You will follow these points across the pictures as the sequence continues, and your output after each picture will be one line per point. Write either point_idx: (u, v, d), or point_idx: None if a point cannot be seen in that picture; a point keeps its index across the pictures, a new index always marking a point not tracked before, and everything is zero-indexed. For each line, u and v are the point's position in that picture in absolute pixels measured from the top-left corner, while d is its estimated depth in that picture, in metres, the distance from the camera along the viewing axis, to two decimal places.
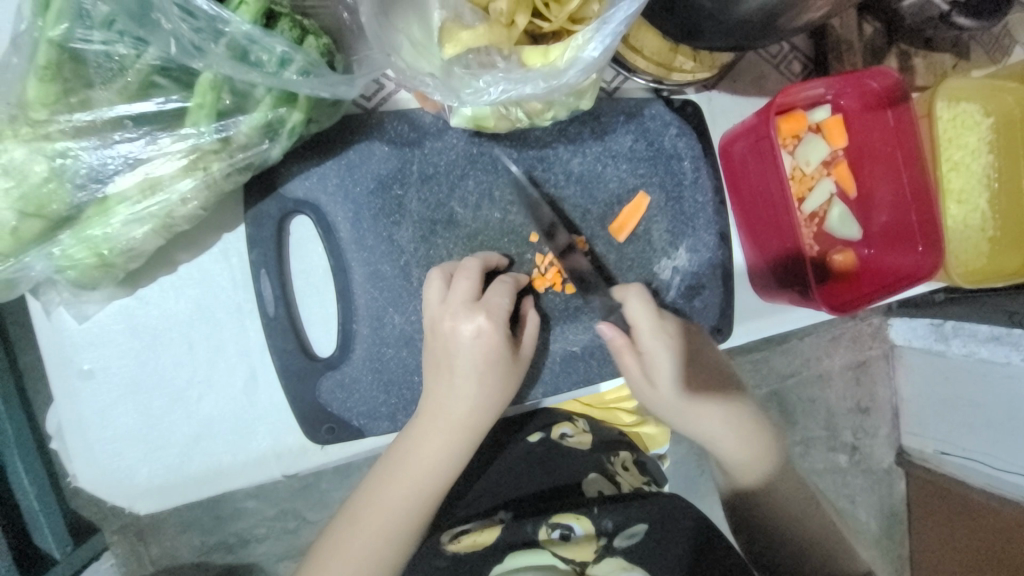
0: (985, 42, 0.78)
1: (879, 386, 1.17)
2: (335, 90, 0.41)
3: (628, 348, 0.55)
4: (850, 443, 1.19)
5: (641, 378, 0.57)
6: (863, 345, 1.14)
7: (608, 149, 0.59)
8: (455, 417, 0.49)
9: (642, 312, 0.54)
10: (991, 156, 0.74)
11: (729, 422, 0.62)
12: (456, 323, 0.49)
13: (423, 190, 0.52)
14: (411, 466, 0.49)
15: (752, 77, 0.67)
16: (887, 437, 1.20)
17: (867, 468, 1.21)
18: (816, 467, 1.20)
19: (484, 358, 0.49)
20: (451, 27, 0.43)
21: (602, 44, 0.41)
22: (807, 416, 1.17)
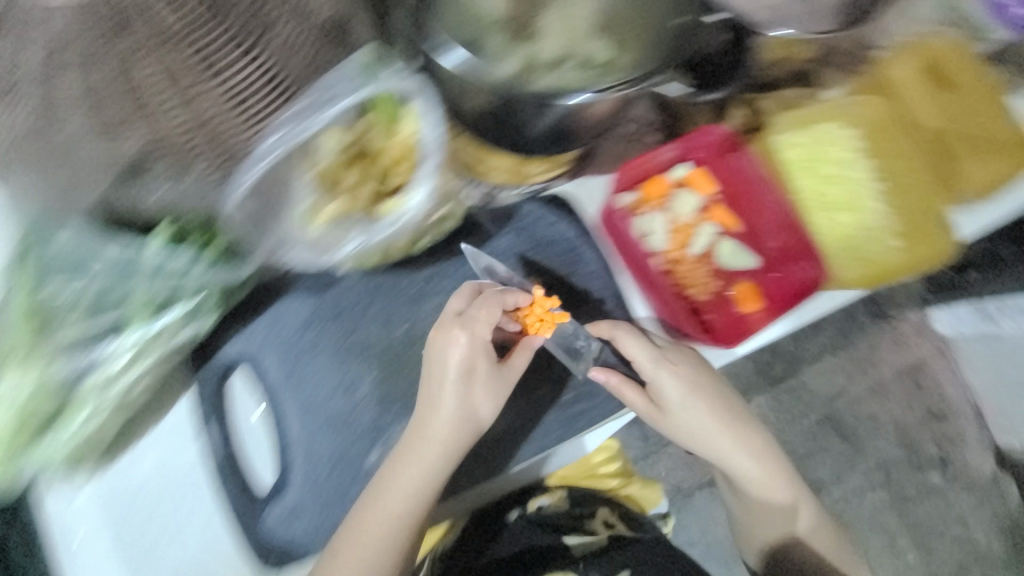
0: (830, 70, 0.87)
1: (947, 386, 1.42)
2: (232, 272, 0.57)
3: (625, 383, 0.70)
4: (937, 455, 1.42)
5: (645, 404, 0.72)
6: (906, 344, 1.42)
7: (493, 250, 0.71)
8: (434, 429, 0.57)
9: (638, 348, 0.69)
10: (870, 160, 0.78)
11: (759, 469, 0.79)
12: (444, 339, 0.58)
13: (332, 326, 0.63)
14: (402, 477, 0.56)
15: (614, 157, 0.77)
16: (976, 441, 1.41)
17: (965, 481, 1.41)
18: (912, 492, 1.42)
19: (463, 368, 0.57)
20: (315, 207, 0.55)
21: (422, 193, 0.54)
22: (871, 432, 1.42)
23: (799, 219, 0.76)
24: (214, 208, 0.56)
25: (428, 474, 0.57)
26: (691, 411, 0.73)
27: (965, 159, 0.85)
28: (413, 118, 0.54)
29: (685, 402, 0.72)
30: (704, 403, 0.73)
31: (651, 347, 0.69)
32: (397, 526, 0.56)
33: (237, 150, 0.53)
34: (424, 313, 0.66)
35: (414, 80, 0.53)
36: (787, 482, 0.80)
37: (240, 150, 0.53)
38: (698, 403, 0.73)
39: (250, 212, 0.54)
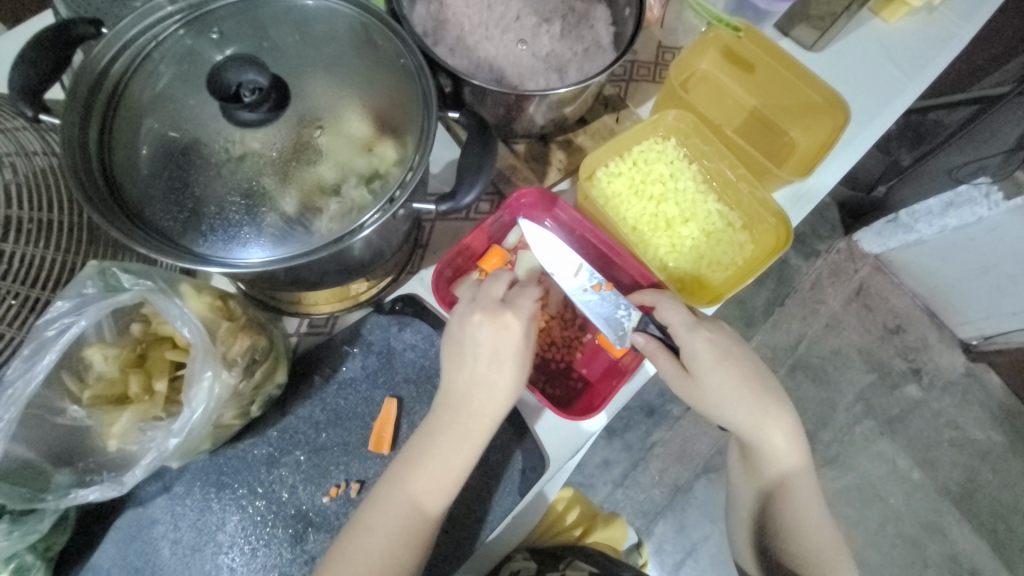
0: (639, 83, 0.89)
1: (891, 299, 1.57)
2: (30, 530, 0.51)
3: (659, 348, 0.67)
4: (910, 367, 1.53)
5: (677, 372, 0.68)
6: (847, 275, 1.56)
7: (343, 381, 0.67)
8: (461, 412, 0.59)
9: (676, 311, 0.66)
10: (693, 166, 0.80)
11: (764, 435, 0.72)
12: (485, 318, 0.59)
13: (175, 531, 0.59)
14: (370, 538, 0.57)
15: (450, 239, 0.76)
16: (940, 339, 1.56)
17: (941, 378, 1.53)
18: (902, 410, 1.51)
19: (508, 349, 0.59)
20: (104, 427, 0.51)
21: (205, 390, 0.50)
22: (840, 369, 1.52)
23: (639, 250, 0.75)
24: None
25: (396, 534, 0.57)
26: (716, 380, 0.68)
27: (786, 127, 0.88)
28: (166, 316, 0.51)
29: (712, 375, 0.67)
30: (742, 367, 0.69)
31: (689, 313, 0.66)
32: (391, 536, 0.57)
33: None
34: (282, 476, 0.62)
35: (148, 284, 0.50)
36: (792, 449, 0.74)
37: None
38: (731, 368, 0.68)
39: (15, 479, 0.49)
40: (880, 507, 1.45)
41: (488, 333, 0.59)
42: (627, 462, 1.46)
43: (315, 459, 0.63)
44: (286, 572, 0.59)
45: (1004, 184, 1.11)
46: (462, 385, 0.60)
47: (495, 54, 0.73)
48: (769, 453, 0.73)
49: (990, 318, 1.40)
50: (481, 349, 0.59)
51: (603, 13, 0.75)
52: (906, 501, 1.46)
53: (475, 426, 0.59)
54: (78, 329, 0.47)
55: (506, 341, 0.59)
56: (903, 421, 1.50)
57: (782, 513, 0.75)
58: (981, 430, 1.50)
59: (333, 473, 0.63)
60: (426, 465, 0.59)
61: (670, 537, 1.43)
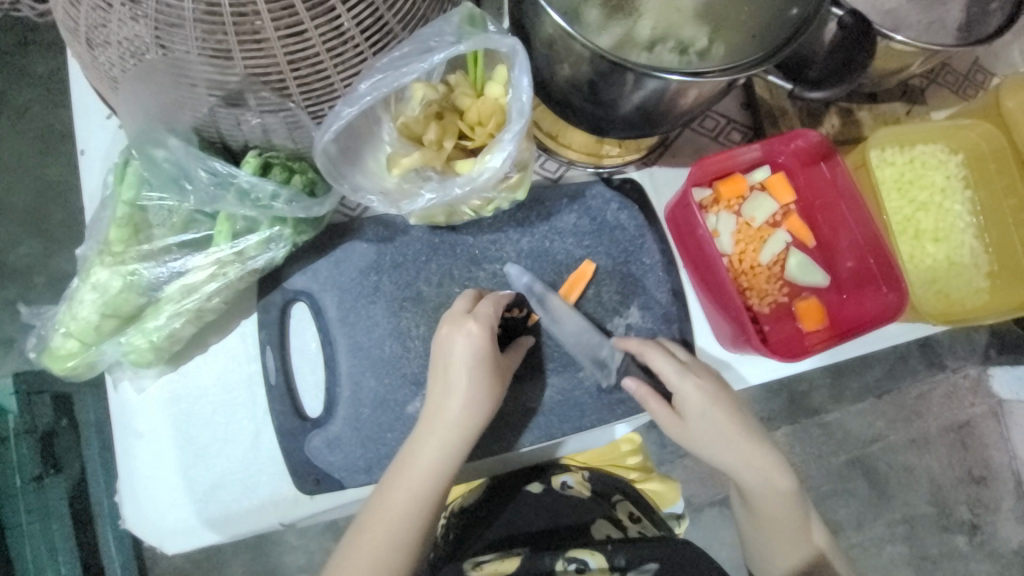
0: (942, 88, 0.81)
1: (992, 449, 1.43)
2: (309, 209, 0.55)
3: (650, 393, 0.65)
4: (969, 521, 1.42)
5: (672, 419, 0.66)
6: (963, 402, 1.42)
7: (554, 228, 0.69)
8: (441, 422, 0.57)
9: (664, 359, 0.64)
10: (968, 191, 0.73)
11: (772, 489, 0.67)
12: (451, 330, 0.59)
13: (395, 275, 0.65)
14: (400, 498, 0.56)
15: (691, 151, 0.75)
16: (1009, 512, 1.43)
17: (991, 547, 1.43)
18: (938, 552, 1.42)
19: (473, 358, 0.58)
20: (396, 156, 0.56)
21: (505, 153, 0.53)
22: (905, 486, 1.41)
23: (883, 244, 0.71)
24: (307, 147, 0.59)
25: (418, 495, 0.56)
26: (696, 430, 0.65)
27: None
28: (501, 82, 0.56)
29: (706, 421, 0.65)
30: (722, 423, 0.65)
31: (674, 359, 0.65)
32: (413, 511, 0.56)
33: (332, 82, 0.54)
34: (478, 278, 0.67)
35: (513, 43, 0.51)
36: (794, 512, 0.68)
37: (337, 94, 0.55)
38: (717, 415, 0.65)
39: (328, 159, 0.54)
40: None
41: (457, 351, 0.58)
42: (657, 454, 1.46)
43: (507, 279, 0.67)
44: None
45: None
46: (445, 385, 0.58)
47: None
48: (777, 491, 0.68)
49: None
50: (450, 360, 0.58)
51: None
52: None
53: (449, 436, 0.57)
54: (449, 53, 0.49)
55: (461, 355, 0.58)
56: (935, 562, 1.42)
57: None
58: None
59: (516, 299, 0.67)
60: (434, 458, 0.57)
61: None
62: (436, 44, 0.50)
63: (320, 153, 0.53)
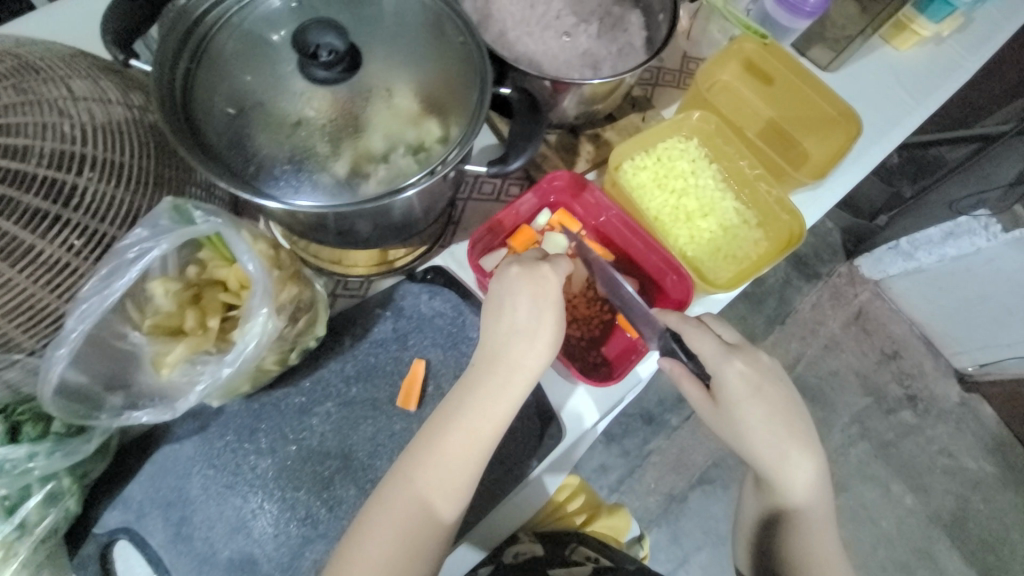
0: (664, 88, 0.94)
1: (889, 324, 1.58)
2: (81, 450, 0.54)
3: (683, 375, 0.70)
4: (904, 394, 1.55)
5: (701, 398, 0.70)
6: (847, 296, 1.58)
7: (375, 341, 0.70)
8: (458, 406, 0.59)
9: (703, 341, 0.67)
10: (713, 165, 0.85)
11: (793, 455, 0.70)
12: (521, 269, 0.62)
13: (212, 470, 0.60)
14: (394, 503, 0.57)
15: (480, 218, 0.80)
16: (932, 369, 1.57)
17: (933, 408, 1.55)
18: (895, 435, 1.52)
19: (541, 301, 0.61)
20: (161, 356, 0.54)
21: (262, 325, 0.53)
22: (839, 390, 1.53)
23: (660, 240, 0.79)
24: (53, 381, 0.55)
25: (411, 521, 0.56)
26: (737, 416, 0.68)
27: (801, 138, 0.92)
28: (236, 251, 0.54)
29: (751, 407, 0.68)
30: (766, 399, 0.69)
31: (716, 341, 0.67)
32: (416, 508, 0.57)
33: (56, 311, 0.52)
34: (313, 425, 0.64)
35: (218, 223, 0.52)
36: (814, 480, 0.71)
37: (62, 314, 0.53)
38: (755, 392, 0.68)
39: (71, 397, 0.51)
40: (873, 529, 1.46)
41: (525, 286, 0.61)
42: (624, 468, 1.47)
43: (344, 411, 0.65)
44: (313, 516, 0.60)
45: (1003, 218, 1.21)
46: (499, 344, 0.60)
47: (534, 46, 0.77)
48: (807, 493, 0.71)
49: (985, 349, 1.43)
50: (519, 304, 0.61)
51: (638, 19, 0.80)
52: (898, 524, 1.47)
53: (464, 424, 0.58)
54: (156, 254, 0.49)
55: (542, 291, 0.61)
56: (897, 444, 1.52)
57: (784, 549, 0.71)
58: (971, 459, 1.52)
59: (361, 426, 0.65)
60: (442, 452, 0.58)
61: (664, 546, 1.45)
62: (139, 250, 0.49)
63: (54, 398, 0.50)
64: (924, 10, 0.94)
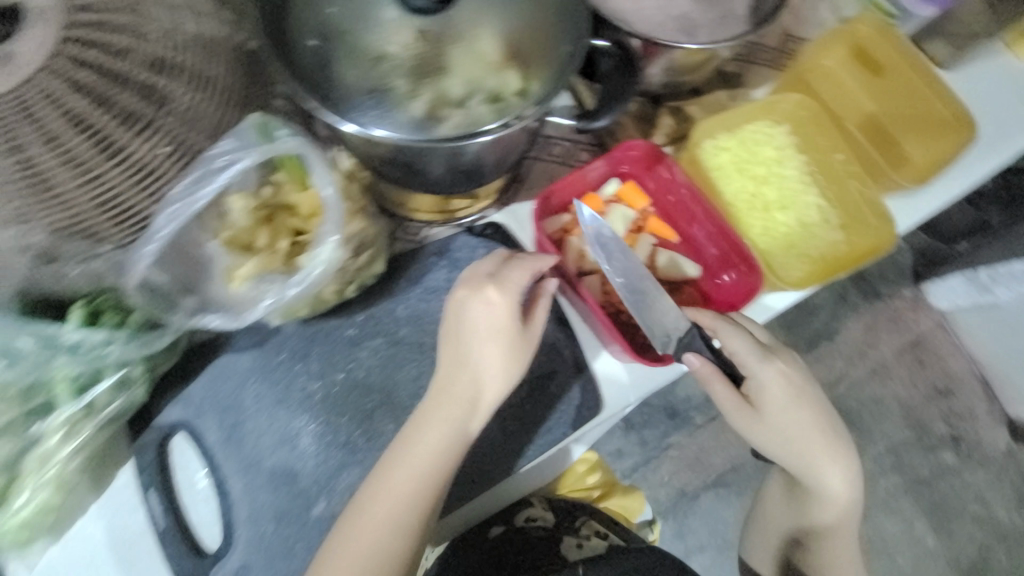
0: (760, 67, 0.87)
1: (950, 358, 1.47)
2: (151, 344, 0.57)
3: (713, 375, 0.66)
4: (950, 434, 1.45)
5: (735, 404, 0.66)
6: (908, 323, 1.46)
7: (427, 287, 0.70)
8: (452, 395, 0.58)
9: (737, 340, 0.66)
10: (800, 156, 0.78)
11: (831, 464, 0.72)
12: (470, 295, 0.59)
13: (269, 382, 0.63)
14: (404, 467, 0.57)
15: (545, 180, 0.78)
16: (986, 414, 1.47)
17: (978, 453, 1.45)
18: (932, 473, 1.44)
19: (490, 329, 0.58)
20: (233, 269, 0.56)
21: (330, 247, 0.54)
22: (879, 418, 1.44)
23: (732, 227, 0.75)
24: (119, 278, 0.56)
25: (444, 462, 0.57)
26: (777, 419, 0.68)
27: (905, 141, 0.82)
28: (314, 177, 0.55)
29: (789, 415, 0.68)
30: (804, 409, 0.68)
31: (752, 342, 0.66)
32: (418, 477, 0.56)
33: (143, 212, 0.55)
34: (360, 358, 0.66)
35: (299, 141, 0.52)
36: (852, 488, 0.74)
37: (149, 214, 0.55)
38: (799, 399, 0.68)
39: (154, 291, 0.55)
40: (888, 563, 1.41)
41: (480, 312, 0.58)
42: (639, 457, 1.44)
43: (391, 350, 0.67)
44: (351, 442, 0.62)
45: None
46: (456, 358, 0.59)
47: (632, 3, 0.72)
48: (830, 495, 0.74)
49: None
50: (475, 325, 0.58)
51: None
52: (916, 563, 1.41)
53: (457, 412, 0.58)
54: (241, 167, 0.50)
55: (497, 311, 0.58)
56: (932, 482, 1.44)
57: (815, 545, 0.80)
58: (1005, 512, 1.43)
59: (404, 367, 0.66)
60: (446, 424, 0.57)
61: (667, 538, 1.44)
62: (227, 160, 0.50)
63: (144, 288, 0.55)
64: None
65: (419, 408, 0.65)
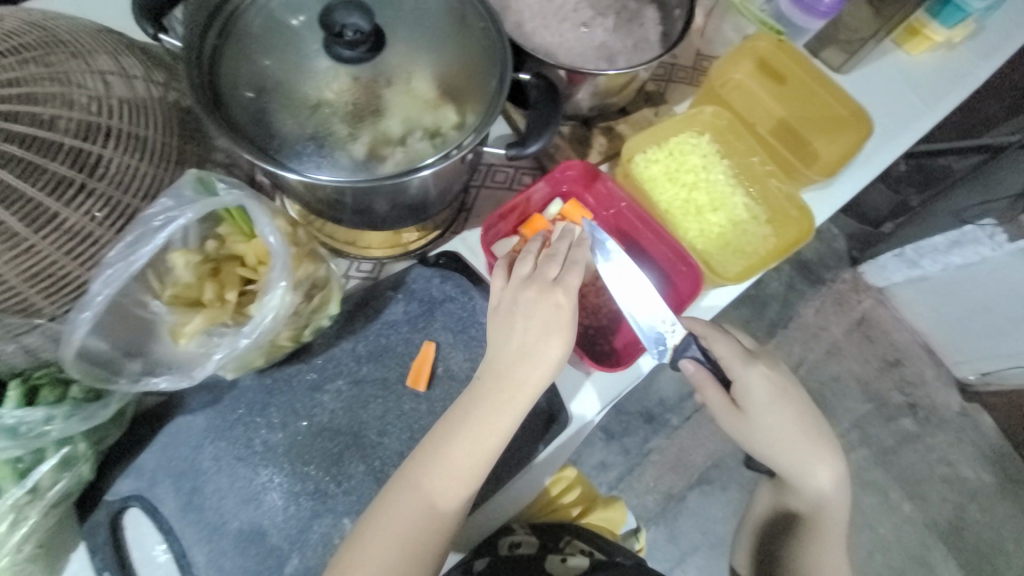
0: (678, 84, 0.95)
1: (895, 332, 1.56)
2: (94, 416, 0.54)
3: (705, 378, 0.72)
4: (906, 402, 1.54)
5: (722, 405, 0.72)
6: (852, 304, 1.56)
7: (387, 322, 0.70)
8: (484, 399, 0.59)
9: (732, 347, 0.71)
10: (724, 161, 0.85)
11: (815, 464, 0.76)
12: (539, 294, 0.61)
13: (229, 438, 0.61)
14: (397, 502, 0.57)
15: (492, 206, 0.81)
16: (935, 379, 1.55)
17: (933, 416, 1.53)
18: (894, 441, 1.52)
19: (540, 328, 0.60)
20: (179, 326, 0.55)
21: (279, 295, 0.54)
22: (840, 395, 1.52)
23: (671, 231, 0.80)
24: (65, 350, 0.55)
25: (413, 525, 0.57)
26: (761, 419, 0.72)
27: (813, 137, 0.92)
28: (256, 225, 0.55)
29: (775, 414, 0.72)
30: (789, 407, 0.73)
31: (739, 346, 0.71)
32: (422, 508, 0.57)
33: (79, 281, 0.53)
34: (324, 401, 0.65)
35: (241, 193, 0.53)
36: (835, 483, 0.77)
37: (86, 283, 0.53)
38: (783, 400, 0.73)
39: (92, 361, 0.53)
40: (869, 534, 1.46)
41: (536, 307, 0.61)
42: (623, 466, 1.46)
43: (355, 389, 0.66)
44: (321, 489, 0.61)
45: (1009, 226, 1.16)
46: (503, 367, 0.60)
47: (552, 37, 0.78)
48: (822, 505, 0.77)
49: (988, 359, 1.42)
50: (530, 323, 0.60)
51: (654, 15, 0.81)
52: (894, 530, 1.47)
53: (495, 416, 0.59)
54: (180, 224, 0.50)
55: (554, 314, 0.61)
56: (896, 450, 1.51)
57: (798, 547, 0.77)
58: (969, 469, 1.51)
59: (370, 405, 0.66)
60: (464, 442, 0.58)
61: (661, 543, 1.45)
62: (165, 218, 0.50)
63: (78, 360, 0.51)
64: (937, 16, 0.93)
65: (388, 445, 0.64)
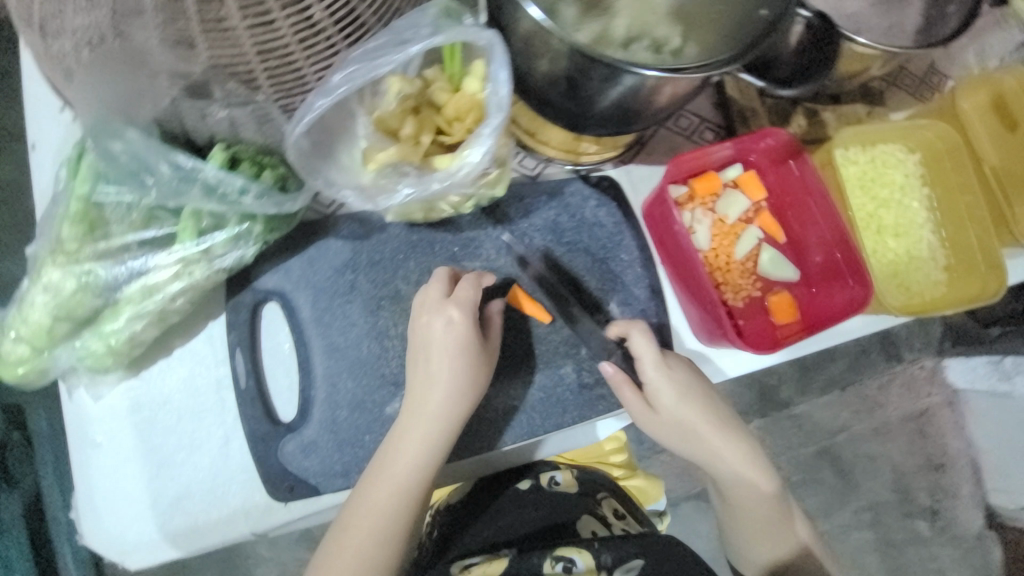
0: (901, 91, 0.84)
1: (949, 438, 1.31)
2: (280, 205, 0.56)
3: (625, 384, 0.64)
4: (929, 506, 1.32)
5: (644, 410, 0.65)
6: (917, 392, 1.29)
7: (534, 224, 0.69)
8: (435, 393, 0.56)
9: (645, 346, 0.63)
10: (926, 189, 0.77)
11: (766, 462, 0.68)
12: (432, 317, 0.57)
13: (372, 274, 0.63)
14: (392, 466, 0.56)
15: (666, 149, 0.76)
16: (968, 497, 1.32)
17: (953, 534, 1.32)
18: (896, 536, 1.32)
19: (456, 344, 0.57)
20: (372, 151, 0.55)
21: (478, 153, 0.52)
22: (869, 474, 1.30)
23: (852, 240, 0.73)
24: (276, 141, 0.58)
25: (400, 494, 0.55)
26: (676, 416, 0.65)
27: None
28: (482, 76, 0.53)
29: (683, 411, 0.65)
30: (694, 408, 0.65)
31: (654, 349, 0.63)
32: (411, 480, 0.56)
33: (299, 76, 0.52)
34: None
35: (492, 34, 0.50)
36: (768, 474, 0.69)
37: (309, 86, 0.53)
38: (688, 406, 0.65)
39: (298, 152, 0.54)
40: None
41: (439, 332, 0.57)
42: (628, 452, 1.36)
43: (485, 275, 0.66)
44: None
45: None
46: (426, 369, 0.57)
47: None
48: (748, 491, 0.69)
49: None
50: (437, 342, 0.57)
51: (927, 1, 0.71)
52: None
53: (434, 411, 0.56)
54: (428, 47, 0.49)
55: (449, 335, 0.57)
56: (896, 546, 1.32)
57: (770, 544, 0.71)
58: None
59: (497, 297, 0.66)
60: (417, 434, 0.56)
61: None
62: (415, 35, 0.49)
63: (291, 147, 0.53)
64: None
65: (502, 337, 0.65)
